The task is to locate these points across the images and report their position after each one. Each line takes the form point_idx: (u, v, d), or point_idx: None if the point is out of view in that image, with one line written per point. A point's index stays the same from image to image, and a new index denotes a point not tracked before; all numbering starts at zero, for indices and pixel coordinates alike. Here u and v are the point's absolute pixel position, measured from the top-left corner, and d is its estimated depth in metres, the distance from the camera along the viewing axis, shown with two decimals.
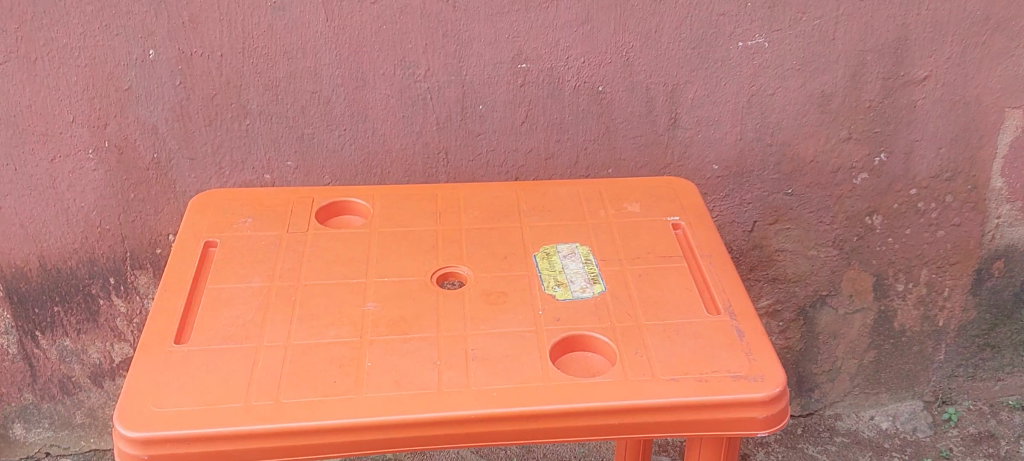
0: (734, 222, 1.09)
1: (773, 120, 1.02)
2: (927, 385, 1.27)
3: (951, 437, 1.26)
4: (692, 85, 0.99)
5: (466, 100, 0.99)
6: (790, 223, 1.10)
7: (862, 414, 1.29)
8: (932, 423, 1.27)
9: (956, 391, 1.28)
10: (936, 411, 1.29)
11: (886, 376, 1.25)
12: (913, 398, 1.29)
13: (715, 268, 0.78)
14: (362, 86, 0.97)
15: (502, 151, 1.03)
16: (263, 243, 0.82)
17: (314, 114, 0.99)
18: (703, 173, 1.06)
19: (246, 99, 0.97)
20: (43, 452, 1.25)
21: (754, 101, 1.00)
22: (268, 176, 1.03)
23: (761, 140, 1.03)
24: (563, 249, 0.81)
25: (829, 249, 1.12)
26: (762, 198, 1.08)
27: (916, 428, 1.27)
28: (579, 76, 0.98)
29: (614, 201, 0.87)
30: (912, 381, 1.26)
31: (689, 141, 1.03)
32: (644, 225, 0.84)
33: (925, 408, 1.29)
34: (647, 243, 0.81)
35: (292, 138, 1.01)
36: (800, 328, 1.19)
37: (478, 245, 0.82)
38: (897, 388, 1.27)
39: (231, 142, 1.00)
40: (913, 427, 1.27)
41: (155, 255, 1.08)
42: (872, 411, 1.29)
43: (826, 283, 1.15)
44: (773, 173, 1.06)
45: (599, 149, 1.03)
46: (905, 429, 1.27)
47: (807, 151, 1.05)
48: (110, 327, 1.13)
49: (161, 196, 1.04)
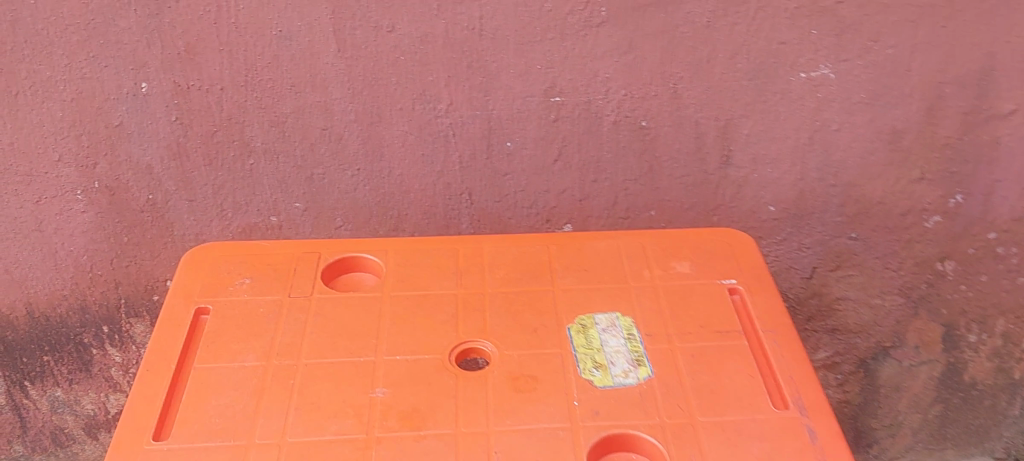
0: (791, 268, 0.98)
1: (837, 158, 0.90)
2: (998, 441, 1.14)
3: None
4: (748, 120, 0.88)
5: (492, 137, 0.88)
6: (853, 269, 0.98)
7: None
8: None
9: None
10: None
11: (954, 432, 1.11)
12: (982, 454, 1.16)
13: (781, 349, 0.67)
14: (378, 122, 0.87)
15: (532, 192, 0.92)
16: (260, 311, 0.72)
17: (324, 153, 0.89)
18: (758, 215, 0.94)
19: (249, 136, 0.88)
20: None
21: (817, 138, 0.89)
22: (274, 218, 0.94)
23: (824, 180, 0.92)
24: (601, 320, 0.70)
25: (896, 297, 0.99)
26: (822, 242, 0.96)
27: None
28: (619, 110, 0.87)
29: (660, 258, 0.76)
30: (982, 436, 1.13)
31: (742, 181, 0.92)
32: (696, 290, 0.73)
33: None
34: (700, 313, 0.70)
35: (301, 178, 0.91)
36: (860, 381, 1.07)
37: (504, 314, 0.71)
38: (964, 444, 1.14)
39: (233, 182, 0.91)
40: None
41: (151, 302, 1.00)
42: None
43: (891, 334, 1.02)
44: (836, 215, 0.94)
45: (640, 189, 0.92)
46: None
47: (874, 193, 0.92)
48: (104, 377, 1.05)
49: (157, 240, 0.95)
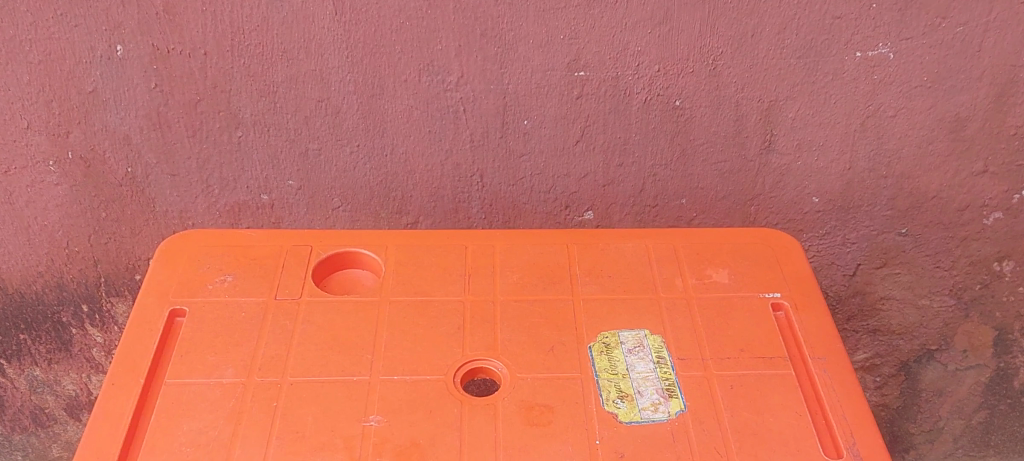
0: (833, 264, 0.89)
1: (891, 147, 0.80)
2: None
3: None
4: (795, 103, 0.78)
5: (507, 114, 0.79)
6: (901, 268, 0.89)
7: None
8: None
9: None
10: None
11: (998, 438, 1.03)
12: None
13: (833, 381, 0.59)
14: (380, 95, 0.77)
15: (550, 176, 0.83)
16: (242, 317, 0.64)
17: (321, 127, 0.80)
18: (800, 207, 0.85)
19: (236, 107, 0.78)
20: None
21: (869, 124, 0.79)
22: (265, 196, 0.85)
23: (875, 171, 0.82)
24: (627, 338, 0.62)
25: (945, 299, 0.91)
26: (868, 237, 0.87)
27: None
28: (650, 87, 0.77)
29: (694, 263, 0.68)
30: None
31: (785, 169, 0.82)
32: (734, 305, 0.64)
33: None
34: (739, 333, 0.62)
35: (294, 153, 0.82)
36: (900, 384, 0.98)
37: (516, 328, 0.63)
38: (1009, 452, 1.05)
39: (220, 156, 0.82)
40: None
41: (134, 281, 0.92)
42: None
43: (937, 337, 0.94)
44: (885, 209, 0.85)
45: (671, 176, 0.83)
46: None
47: (929, 186, 0.83)
48: (85, 357, 0.98)
49: (138, 216, 0.86)
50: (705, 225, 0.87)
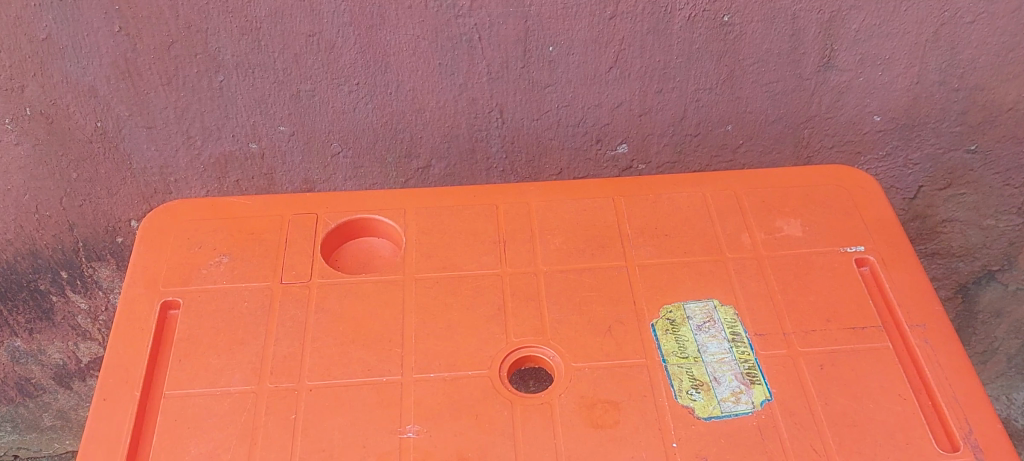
0: (892, 188, 0.81)
1: (966, 57, 0.70)
2: None
3: None
4: (860, 13, 0.67)
5: (529, 41, 0.68)
6: (966, 188, 0.80)
7: (1013, 398, 1.02)
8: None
9: None
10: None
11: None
12: None
13: (937, 354, 0.51)
14: (380, 25, 0.66)
15: (579, 107, 0.73)
16: (244, 307, 0.55)
17: (313, 65, 0.69)
18: (860, 126, 0.76)
19: (215, 48, 0.67)
20: (10, 455, 1.11)
21: (943, 33, 0.68)
22: (253, 145, 0.74)
23: (946, 84, 0.72)
24: (694, 312, 0.54)
25: (1012, 218, 0.82)
26: (933, 157, 0.78)
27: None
28: (697, 2, 0.65)
29: (761, 215, 0.59)
30: None
31: (844, 86, 0.72)
32: (814, 264, 0.56)
33: None
34: (824, 299, 0.54)
35: (284, 96, 0.71)
36: (956, 308, 0.92)
37: (565, 305, 0.55)
38: None
39: (201, 104, 0.71)
40: None
41: (116, 244, 0.83)
42: None
43: (999, 257, 0.86)
44: (953, 125, 0.75)
45: (716, 100, 0.73)
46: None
47: (1005, 98, 0.73)
48: (70, 325, 0.90)
49: (113, 175, 0.76)
50: (752, 151, 0.78)
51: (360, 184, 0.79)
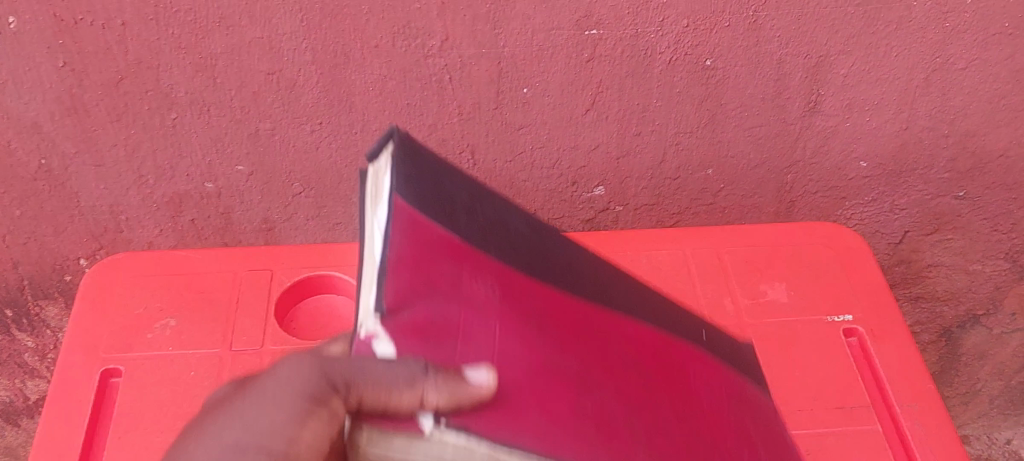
0: (877, 233, 0.78)
1: (957, 103, 0.67)
2: None
3: None
4: (849, 58, 0.64)
5: (502, 82, 0.64)
6: (953, 233, 0.78)
7: (995, 436, 1.03)
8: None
9: None
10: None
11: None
12: None
13: (928, 438, 0.49)
14: (345, 64, 0.62)
15: (554, 149, 0.70)
16: (191, 377, 0.51)
17: (272, 104, 0.64)
18: (846, 172, 0.73)
19: (168, 85, 0.63)
20: None
21: (935, 79, 0.66)
22: (209, 185, 0.70)
23: (936, 130, 0.70)
24: None
25: (998, 263, 0.80)
26: (920, 202, 0.76)
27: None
28: (678, 46, 0.62)
29: (743, 276, 0.57)
30: None
31: (831, 131, 0.69)
32: (798, 334, 0.53)
33: None
34: (808, 374, 0.51)
35: (242, 135, 0.67)
36: (939, 350, 0.90)
37: None
38: None
39: (153, 141, 0.67)
40: None
41: (64, 283, 0.78)
42: (1008, 431, 1.03)
43: (985, 301, 0.84)
44: (942, 171, 0.73)
45: (697, 144, 0.70)
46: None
47: (996, 143, 0.71)
48: (17, 363, 0.86)
49: (60, 213, 0.72)
50: (733, 195, 0.75)
51: (323, 224, 0.75)
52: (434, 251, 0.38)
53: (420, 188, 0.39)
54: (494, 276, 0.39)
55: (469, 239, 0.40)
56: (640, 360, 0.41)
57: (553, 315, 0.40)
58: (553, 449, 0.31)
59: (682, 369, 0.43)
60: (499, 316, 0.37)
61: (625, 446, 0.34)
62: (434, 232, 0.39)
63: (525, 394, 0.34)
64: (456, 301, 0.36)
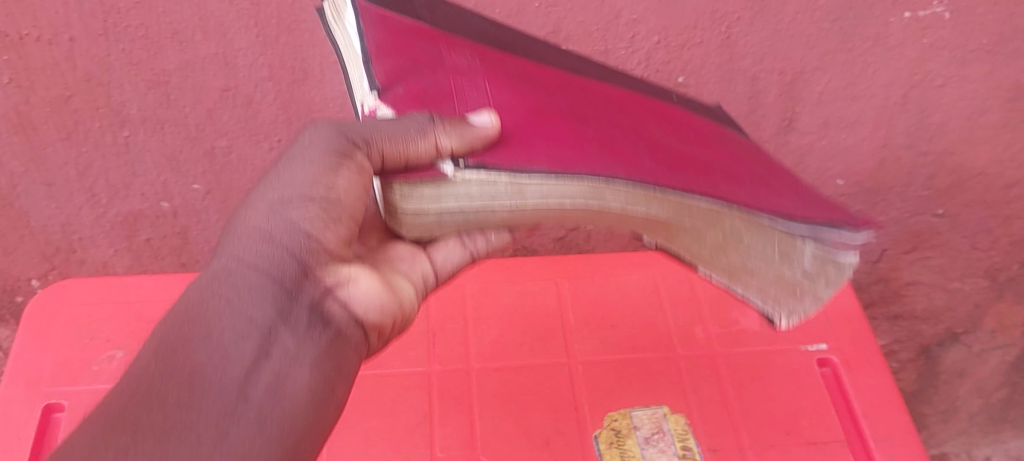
0: (855, 251, 0.78)
1: (935, 120, 0.66)
2: None
3: None
4: (824, 74, 0.62)
5: None
6: (932, 251, 0.77)
7: None
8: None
9: None
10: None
11: (1017, 414, 0.95)
12: None
13: None
14: (304, 80, 0.60)
15: None
16: None
17: (229, 121, 0.62)
18: (822, 190, 0.72)
19: (119, 102, 0.60)
20: None
21: (912, 95, 0.64)
22: (165, 204, 0.68)
23: (914, 147, 0.68)
24: (642, 422, 0.49)
25: (978, 281, 0.79)
26: (899, 220, 0.74)
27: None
28: (649, 62, 0.60)
29: (715, 303, 0.55)
30: None
31: (807, 148, 0.68)
32: (771, 364, 0.52)
33: None
34: (781, 408, 0.50)
35: (198, 153, 0.64)
36: (918, 368, 0.91)
37: (500, 410, 0.49)
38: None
39: (106, 160, 0.64)
40: None
41: (16, 304, 0.76)
42: None
43: (964, 320, 0.84)
44: (920, 189, 0.71)
45: None
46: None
47: (976, 161, 0.69)
48: None
49: (9, 233, 0.69)
50: None
51: None
52: (407, 34, 0.40)
53: None
54: (472, 49, 0.41)
55: (437, 25, 0.42)
56: (624, 104, 0.43)
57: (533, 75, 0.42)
58: (564, 164, 0.35)
59: (667, 112, 0.45)
60: (482, 72, 0.40)
61: (631, 156, 0.37)
62: (403, 21, 0.41)
63: (531, 129, 0.37)
64: (444, 72, 0.39)
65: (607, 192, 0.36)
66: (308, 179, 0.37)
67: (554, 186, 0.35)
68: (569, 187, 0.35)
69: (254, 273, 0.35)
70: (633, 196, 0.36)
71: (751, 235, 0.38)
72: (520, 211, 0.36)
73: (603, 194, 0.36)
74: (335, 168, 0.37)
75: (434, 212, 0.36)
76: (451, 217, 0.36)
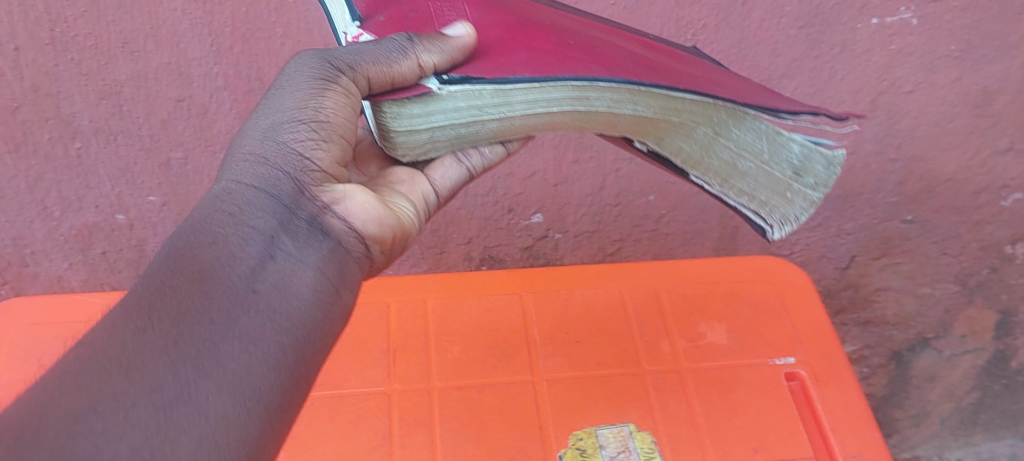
0: (824, 257, 0.78)
1: (904, 127, 0.65)
2: None
3: None
4: (791, 81, 0.61)
5: None
6: (901, 257, 0.77)
7: None
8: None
9: None
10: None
11: (987, 417, 0.94)
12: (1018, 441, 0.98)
13: None
14: (260, 89, 0.58)
15: (488, 176, 0.66)
16: None
17: (184, 131, 0.60)
18: None
19: (70, 113, 0.58)
20: None
21: (880, 102, 0.63)
22: (120, 216, 0.66)
23: (882, 154, 0.67)
24: (607, 440, 0.48)
25: (948, 286, 0.79)
26: (868, 226, 0.74)
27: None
28: None
29: (682, 318, 0.54)
30: (1018, 420, 0.95)
31: None
32: (739, 379, 0.51)
33: None
34: (749, 424, 0.49)
35: (153, 165, 0.62)
36: (890, 372, 0.91)
37: (461, 430, 0.48)
38: (995, 429, 0.96)
39: (57, 172, 0.62)
40: None
41: None
42: None
43: (935, 325, 0.84)
44: (889, 195, 0.71)
45: (637, 170, 0.67)
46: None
47: (944, 167, 0.68)
48: None
49: None
50: (676, 221, 0.72)
51: None
52: None
53: None
54: None
55: None
56: (597, 26, 0.42)
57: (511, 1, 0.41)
58: (543, 71, 0.32)
59: (642, 35, 0.44)
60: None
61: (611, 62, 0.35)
62: None
63: (511, 42, 0.34)
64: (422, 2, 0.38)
65: (594, 93, 0.32)
66: (299, 97, 0.32)
67: (538, 92, 0.32)
68: (553, 91, 0.32)
69: (253, 191, 0.31)
70: (626, 97, 0.33)
71: (739, 128, 0.35)
72: (511, 121, 0.33)
73: (589, 96, 0.32)
74: (325, 84, 0.32)
75: (423, 128, 0.33)
76: (441, 133, 0.33)
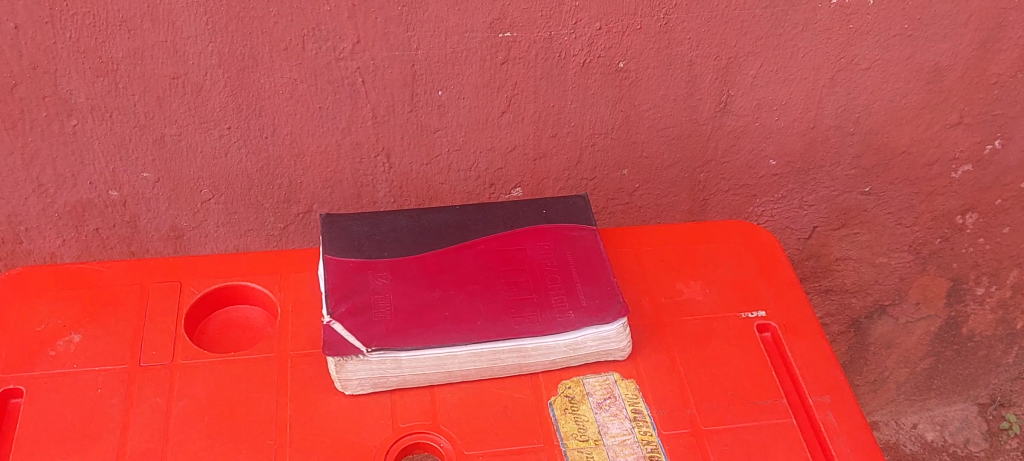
0: (787, 228, 0.82)
1: (861, 102, 0.70)
2: (983, 389, 1.08)
3: (1008, 450, 1.11)
4: (757, 59, 0.65)
5: (416, 85, 0.62)
6: (860, 228, 0.82)
7: (902, 422, 1.13)
8: (987, 433, 1.11)
9: (1016, 394, 1.09)
10: (993, 415, 1.11)
11: (940, 382, 1.05)
12: (965, 404, 1.11)
13: (841, 429, 0.51)
14: (253, 67, 0.59)
15: (471, 151, 0.69)
16: (98, 394, 0.50)
17: (178, 109, 0.61)
18: (756, 169, 0.75)
19: (66, 91, 0.58)
20: None
21: (840, 78, 0.67)
22: (114, 193, 0.67)
23: (841, 128, 0.72)
24: (594, 388, 0.51)
25: (903, 255, 0.86)
26: (828, 198, 0.79)
27: (968, 441, 1.11)
28: (590, 49, 0.62)
29: (661, 276, 0.59)
30: (968, 385, 1.07)
31: (741, 131, 0.71)
32: (713, 332, 0.56)
33: (979, 413, 1.11)
34: (725, 372, 0.53)
35: (147, 141, 0.63)
36: (849, 340, 0.97)
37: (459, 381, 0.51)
38: (948, 394, 1.08)
39: (53, 149, 0.62)
40: (965, 440, 1.11)
41: None
42: (915, 417, 1.13)
43: (891, 292, 0.91)
44: (848, 168, 0.76)
45: (612, 144, 0.70)
46: (955, 441, 1.12)
47: (899, 140, 0.73)
48: None
49: None
50: (649, 194, 0.76)
51: (234, 230, 0.74)
52: (349, 273, 0.53)
53: (341, 242, 0.55)
54: (390, 281, 0.53)
55: (378, 260, 0.55)
56: (488, 268, 0.56)
57: (430, 288, 0.53)
58: (426, 340, 0.49)
59: (519, 269, 0.56)
60: (394, 293, 0.53)
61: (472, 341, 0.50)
62: (353, 260, 0.54)
63: (409, 324, 0.50)
64: (368, 297, 0.52)
65: (451, 360, 0.50)
66: None
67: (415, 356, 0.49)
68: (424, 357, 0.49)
69: None
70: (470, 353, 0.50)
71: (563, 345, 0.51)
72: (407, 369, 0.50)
73: (451, 358, 0.50)
74: None
75: None
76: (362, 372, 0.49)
